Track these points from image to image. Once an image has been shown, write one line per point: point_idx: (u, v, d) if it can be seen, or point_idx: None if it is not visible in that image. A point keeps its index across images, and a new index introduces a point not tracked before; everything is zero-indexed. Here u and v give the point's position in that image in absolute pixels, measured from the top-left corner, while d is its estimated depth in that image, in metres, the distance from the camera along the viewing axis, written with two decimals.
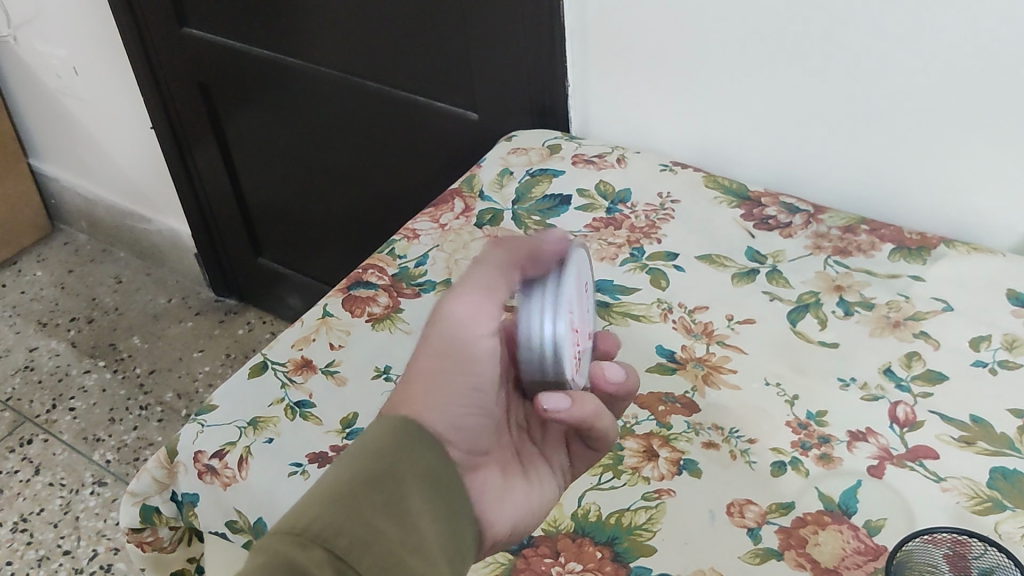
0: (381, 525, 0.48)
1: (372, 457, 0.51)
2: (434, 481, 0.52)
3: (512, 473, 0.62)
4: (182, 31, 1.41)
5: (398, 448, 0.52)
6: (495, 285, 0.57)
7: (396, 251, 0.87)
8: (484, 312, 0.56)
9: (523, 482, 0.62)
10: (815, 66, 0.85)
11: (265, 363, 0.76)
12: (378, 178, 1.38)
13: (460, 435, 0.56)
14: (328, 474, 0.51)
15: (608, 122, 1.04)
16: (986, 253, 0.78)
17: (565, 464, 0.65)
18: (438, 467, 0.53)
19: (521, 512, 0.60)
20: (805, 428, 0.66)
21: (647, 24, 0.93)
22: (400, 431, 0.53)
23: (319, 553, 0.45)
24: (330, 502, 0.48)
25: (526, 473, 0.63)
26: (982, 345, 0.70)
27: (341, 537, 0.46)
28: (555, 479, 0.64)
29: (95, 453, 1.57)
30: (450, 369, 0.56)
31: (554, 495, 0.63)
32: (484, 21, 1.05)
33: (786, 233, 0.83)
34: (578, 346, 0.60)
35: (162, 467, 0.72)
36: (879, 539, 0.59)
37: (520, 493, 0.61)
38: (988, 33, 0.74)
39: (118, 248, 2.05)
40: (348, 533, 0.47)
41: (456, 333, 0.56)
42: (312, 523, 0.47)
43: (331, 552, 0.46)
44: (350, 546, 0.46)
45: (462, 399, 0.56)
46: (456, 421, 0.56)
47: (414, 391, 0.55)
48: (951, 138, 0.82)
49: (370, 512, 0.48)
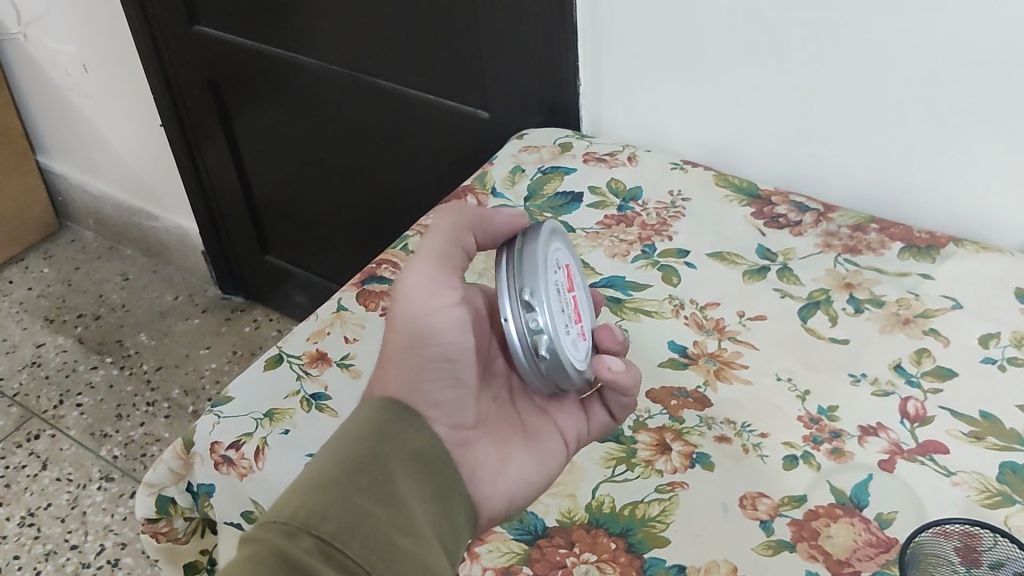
0: (369, 507, 0.48)
1: (354, 443, 0.51)
2: (422, 463, 0.53)
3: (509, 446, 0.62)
4: (193, 29, 1.42)
5: (381, 433, 0.52)
6: (444, 252, 0.58)
7: (409, 246, 0.88)
8: (436, 285, 0.57)
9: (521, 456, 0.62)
10: (826, 66, 0.86)
11: (280, 356, 0.77)
12: (386, 176, 1.39)
13: (440, 410, 0.57)
14: (314, 463, 0.51)
15: (619, 120, 1.05)
16: (995, 252, 0.79)
17: (578, 427, 0.65)
18: (424, 448, 0.53)
19: (516, 489, 0.60)
20: (817, 422, 0.67)
21: (660, 24, 0.93)
22: (382, 416, 0.53)
23: (306, 541, 0.45)
24: (316, 490, 0.48)
25: (528, 442, 0.63)
26: (991, 341, 0.71)
27: (327, 522, 0.46)
28: (562, 444, 0.64)
29: (102, 448, 1.57)
30: (420, 344, 0.56)
31: (560, 462, 0.63)
32: (496, 20, 1.05)
33: (796, 231, 0.84)
34: None
35: (178, 458, 0.73)
36: (890, 532, 0.59)
37: (521, 462, 0.62)
38: (999, 34, 0.75)
39: (125, 245, 2.06)
40: (336, 518, 0.47)
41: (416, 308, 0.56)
42: (297, 514, 0.47)
43: (319, 539, 0.46)
44: (338, 530, 0.46)
45: (436, 374, 0.57)
46: (433, 398, 0.56)
47: (390, 374, 0.56)
48: (961, 139, 0.83)
49: (358, 497, 0.48)
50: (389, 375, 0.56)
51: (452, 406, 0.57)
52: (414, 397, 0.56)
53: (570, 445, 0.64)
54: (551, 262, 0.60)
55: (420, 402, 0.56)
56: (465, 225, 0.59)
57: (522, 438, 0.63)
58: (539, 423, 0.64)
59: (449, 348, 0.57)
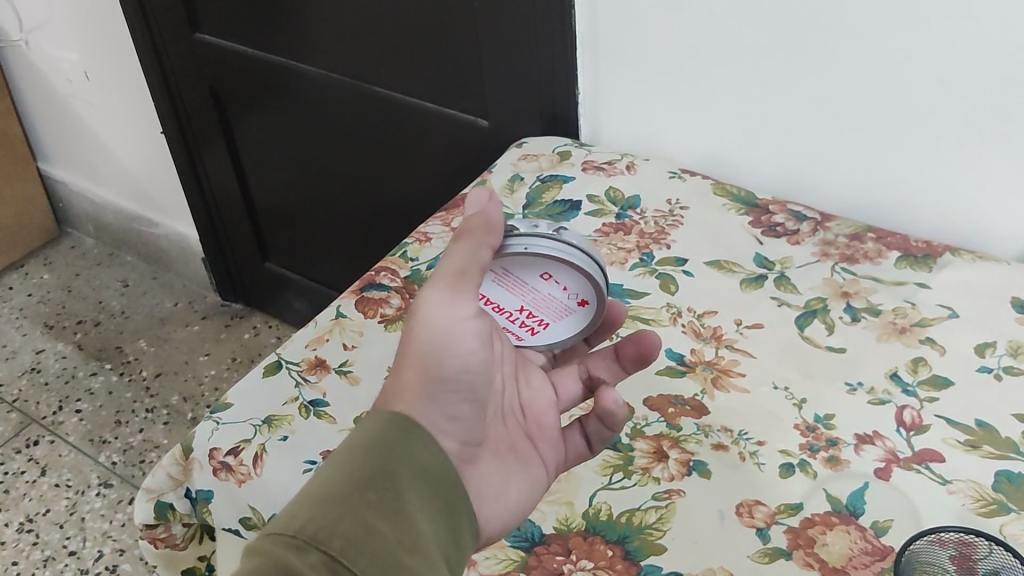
0: (378, 524, 0.46)
1: (364, 455, 0.49)
2: (431, 479, 0.50)
3: (511, 467, 0.60)
4: (193, 37, 1.43)
5: (392, 446, 0.49)
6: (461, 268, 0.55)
7: (408, 253, 0.89)
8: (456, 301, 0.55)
9: (519, 475, 0.60)
10: (824, 75, 0.86)
11: (279, 362, 0.77)
12: (386, 184, 1.40)
13: (453, 424, 0.55)
14: (323, 473, 0.48)
15: (618, 129, 1.05)
16: (991, 261, 0.79)
17: (555, 448, 0.64)
18: (433, 463, 0.50)
19: (513, 508, 0.59)
20: (813, 430, 0.67)
21: (660, 31, 0.94)
22: (389, 429, 0.50)
23: (313, 556, 0.43)
24: (323, 503, 0.46)
25: (524, 465, 0.61)
26: (987, 350, 0.71)
27: (336, 537, 0.44)
28: (544, 469, 0.63)
29: (101, 454, 1.57)
30: (440, 355, 0.55)
31: (544, 485, 0.62)
32: (496, 29, 1.06)
33: (794, 239, 0.84)
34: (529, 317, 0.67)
35: (178, 464, 0.73)
36: (886, 539, 0.60)
37: (520, 480, 0.60)
38: (995, 43, 0.75)
39: (125, 251, 2.06)
40: (345, 533, 0.45)
41: (443, 324, 0.55)
42: (304, 527, 0.44)
43: (327, 555, 0.44)
44: (347, 547, 0.44)
45: (457, 387, 0.56)
46: (450, 411, 0.55)
47: (407, 381, 0.54)
48: (959, 149, 0.83)
49: (364, 512, 0.46)
50: (403, 389, 0.54)
51: (466, 421, 0.56)
52: (430, 414, 0.54)
53: (551, 471, 0.63)
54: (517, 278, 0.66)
55: (434, 417, 0.54)
56: (485, 238, 0.57)
57: (517, 460, 0.61)
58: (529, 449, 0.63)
59: (468, 359, 0.56)
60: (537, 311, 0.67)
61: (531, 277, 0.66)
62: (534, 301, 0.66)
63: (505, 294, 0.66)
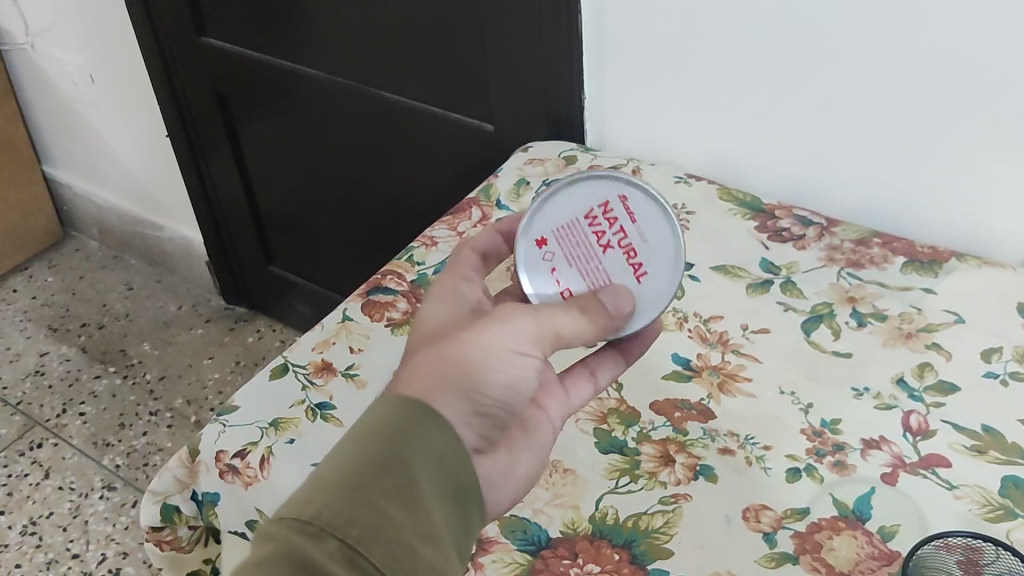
0: (393, 513, 0.44)
1: (379, 438, 0.46)
2: (445, 463, 0.47)
3: (517, 440, 0.57)
4: (199, 41, 1.43)
5: (408, 430, 0.47)
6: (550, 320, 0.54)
7: (414, 257, 0.89)
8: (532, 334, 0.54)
9: (526, 444, 0.58)
10: (829, 81, 0.86)
11: (286, 365, 0.78)
12: (391, 189, 1.40)
13: (475, 422, 0.51)
14: (338, 453, 0.46)
15: (624, 134, 1.06)
16: (996, 267, 0.79)
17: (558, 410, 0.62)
18: (448, 451, 0.48)
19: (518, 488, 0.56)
20: (819, 435, 0.67)
21: (666, 37, 0.94)
22: (404, 412, 0.48)
23: (329, 545, 0.42)
24: (338, 489, 0.44)
25: (529, 436, 0.59)
26: (993, 356, 0.71)
27: (352, 526, 0.43)
28: (550, 431, 0.61)
29: (105, 457, 1.58)
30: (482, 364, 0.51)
31: (550, 449, 0.60)
32: (502, 34, 1.06)
33: (800, 245, 0.84)
34: (608, 239, 0.63)
35: (184, 466, 0.73)
36: (893, 545, 0.60)
37: (527, 461, 0.57)
38: (1001, 48, 0.76)
39: (129, 255, 2.07)
40: (360, 521, 0.43)
41: (496, 337, 0.52)
42: (319, 514, 0.43)
43: (344, 544, 0.43)
44: (362, 536, 0.43)
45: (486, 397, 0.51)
46: (469, 416, 0.51)
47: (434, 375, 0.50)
48: (964, 155, 0.83)
49: (380, 500, 0.44)
50: (420, 371, 0.50)
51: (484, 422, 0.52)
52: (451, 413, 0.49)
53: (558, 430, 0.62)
54: (632, 264, 0.62)
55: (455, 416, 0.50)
56: (600, 329, 0.58)
57: (525, 434, 0.59)
58: (534, 415, 0.60)
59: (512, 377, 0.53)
60: (625, 250, 0.62)
61: (608, 261, 0.62)
62: (552, 252, 0.63)
63: (617, 263, 0.62)
